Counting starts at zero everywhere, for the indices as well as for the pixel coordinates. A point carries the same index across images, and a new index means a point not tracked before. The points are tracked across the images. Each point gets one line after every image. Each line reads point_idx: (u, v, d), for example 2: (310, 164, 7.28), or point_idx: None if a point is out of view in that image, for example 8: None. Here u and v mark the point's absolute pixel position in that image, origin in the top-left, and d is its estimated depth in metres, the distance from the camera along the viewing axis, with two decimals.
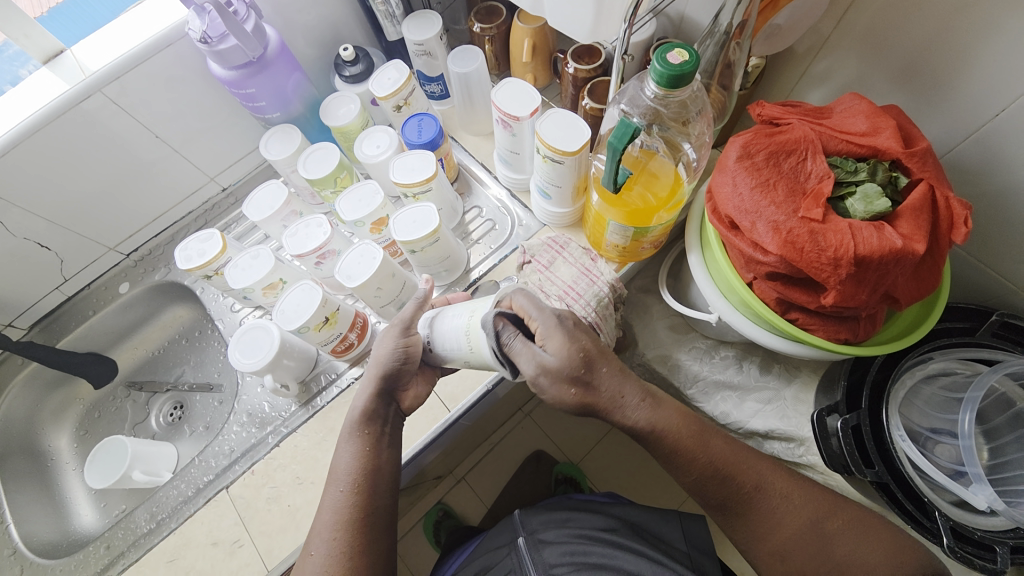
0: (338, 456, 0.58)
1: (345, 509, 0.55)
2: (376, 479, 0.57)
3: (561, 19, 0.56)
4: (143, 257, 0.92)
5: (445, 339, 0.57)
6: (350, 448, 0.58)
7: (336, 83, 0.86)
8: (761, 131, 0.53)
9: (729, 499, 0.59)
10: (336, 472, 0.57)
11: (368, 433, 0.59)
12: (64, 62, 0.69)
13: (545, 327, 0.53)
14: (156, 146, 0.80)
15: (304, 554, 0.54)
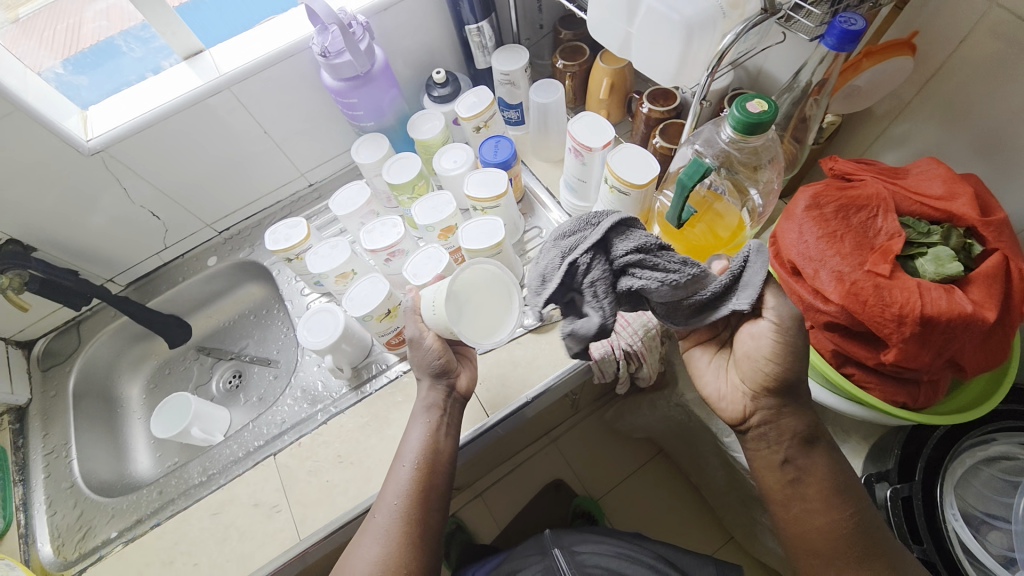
0: (411, 433, 0.62)
1: (410, 481, 0.59)
2: (436, 465, 0.61)
3: (644, 61, 0.59)
4: (232, 235, 1.02)
5: (423, 305, 0.64)
6: (421, 430, 0.62)
7: (425, 101, 0.95)
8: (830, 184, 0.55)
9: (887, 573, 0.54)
10: (406, 450, 0.61)
11: (426, 410, 0.64)
12: (202, 61, 0.81)
13: None
14: (262, 140, 0.90)
15: (370, 513, 0.60)
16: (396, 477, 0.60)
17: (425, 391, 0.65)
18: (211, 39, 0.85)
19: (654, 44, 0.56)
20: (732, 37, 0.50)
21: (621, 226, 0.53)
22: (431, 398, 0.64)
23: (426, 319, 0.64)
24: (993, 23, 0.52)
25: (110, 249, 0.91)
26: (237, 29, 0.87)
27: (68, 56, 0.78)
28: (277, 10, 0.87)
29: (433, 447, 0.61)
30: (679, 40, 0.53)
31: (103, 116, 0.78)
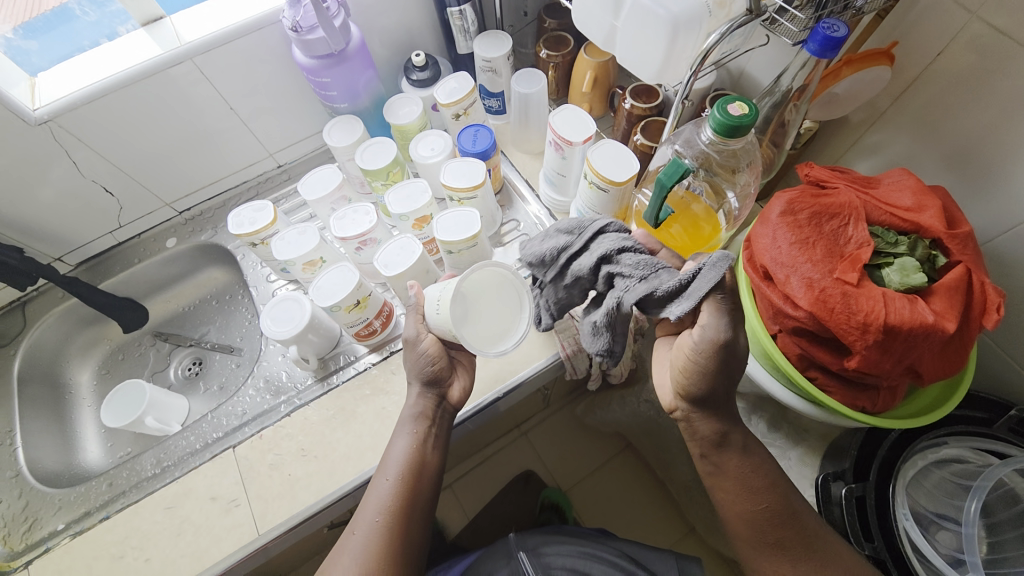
0: (395, 444, 0.61)
1: (393, 495, 0.57)
2: (421, 478, 0.59)
3: (629, 57, 0.57)
4: (194, 216, 0.96)
5: (428, 306, 0.63)
6: (406, 440, 0.60)
7: (403, 84, 0.92)
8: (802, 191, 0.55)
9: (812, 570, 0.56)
10: (389, 462, 0.59)
11: (415, 418, 0.62)
12: (162, 27, 0.76)
13: None
14: (227, 116, 0.85)
15: (349, 526, 0.57)
16: (378, 489, 0.58)
17: (414, 396, 0.64)
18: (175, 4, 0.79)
19: (639, 39, 0.54)
20: (716, 36, 0.50)
21: (602, 231, 0.59)
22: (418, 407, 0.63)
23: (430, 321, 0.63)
24: (969, 36, 0.53)
25: (57, 226, 0.84)
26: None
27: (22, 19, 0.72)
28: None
29: (419, 461, 0.60)
30: (663, 38, 0.51)
31: (52, 83, 0.73)
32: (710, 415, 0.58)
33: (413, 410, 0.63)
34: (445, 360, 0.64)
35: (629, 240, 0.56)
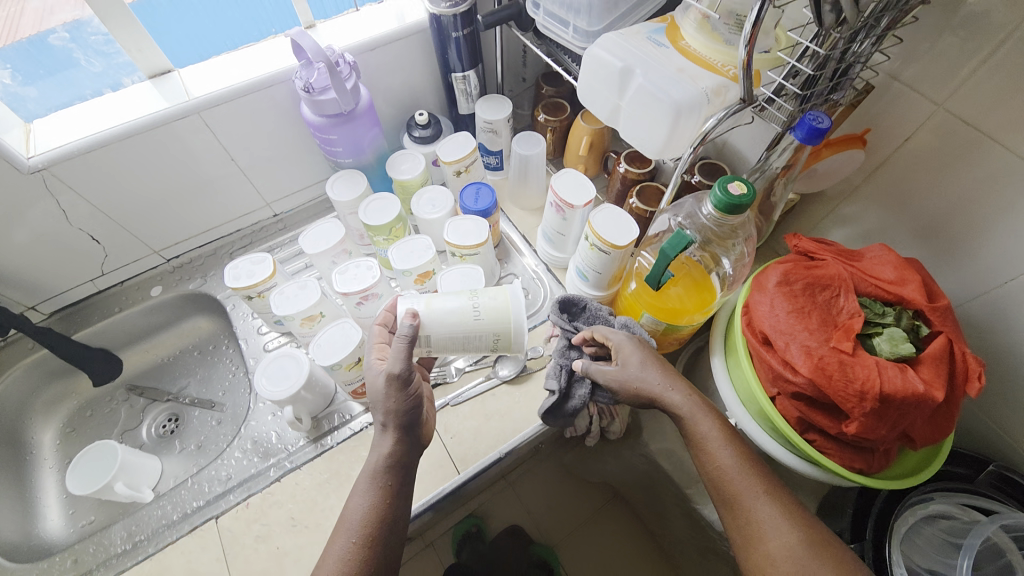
0: (353, 502, 0.56)
1: (350, 555, 0.52)
2: (386, 531, 0.54)
3: (634, 135, 0.61)
4: (182, 264, 0.94)
5: (445, 317, 0.62)
6: (368, 495, 0.56)
7: (405, 141, 0.95)
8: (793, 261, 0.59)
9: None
10: (349, 520, 0.54)
11: (380, 473, 0.56)
12: (170, 81, 0.76)
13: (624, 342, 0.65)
14: (227, 166, 0.85)
15: None
16: (333, 545, 0.53)
17: (381, 443, 0.58)
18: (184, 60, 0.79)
19: (644, 119, 0.59)
20: (715, 121, 0.54)
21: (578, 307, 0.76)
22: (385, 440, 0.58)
23: (447, 333, 0.62)
24: (933, 125, 0.60)
25: (35, 274, 0.80)
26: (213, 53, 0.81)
27: (5, 54, 0.68)
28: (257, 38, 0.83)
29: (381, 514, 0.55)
30: (667, 119, 0.55)
31: (48, 131, 0.71)
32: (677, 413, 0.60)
33: (379, 458, 0.57)
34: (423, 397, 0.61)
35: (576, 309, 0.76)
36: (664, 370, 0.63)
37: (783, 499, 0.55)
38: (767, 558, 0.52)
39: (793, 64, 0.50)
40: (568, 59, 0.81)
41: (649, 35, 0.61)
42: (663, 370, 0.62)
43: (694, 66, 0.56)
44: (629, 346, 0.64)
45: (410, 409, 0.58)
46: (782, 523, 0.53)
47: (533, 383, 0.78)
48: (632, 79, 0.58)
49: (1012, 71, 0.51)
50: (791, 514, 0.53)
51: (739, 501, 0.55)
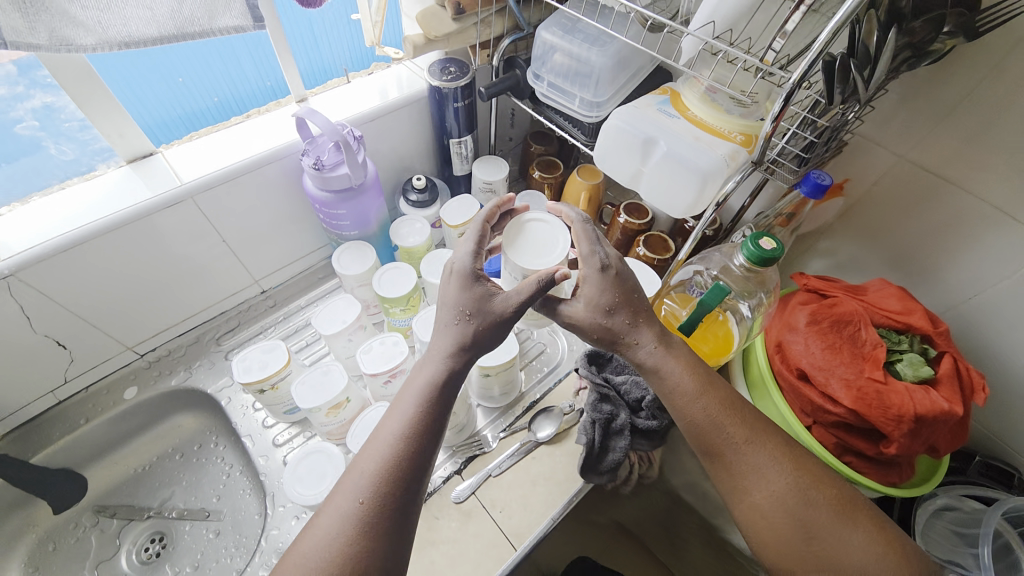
0: (393, 411, 0.53)
1: (329, 562, 0.45)
2: (424, 450, 0.51)
3: (658, 198, 0.66)
4: (159, 358, 0.83)
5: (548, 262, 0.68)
6: (411, 406, 0.53)
7: (402, 205, 0.93)
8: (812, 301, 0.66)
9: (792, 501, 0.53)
10: (389, 428, 0.52)
11: (426, 393, 0.54)
12: (154, 164, 0.70)
13: (590, 271, 0.59)
14: (217, 249, 0.78)
15: (328, 500, 0.49)
16: (314, 543, 0.46)
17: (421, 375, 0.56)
18: (151, 125, 0.75)
19: (670, 184, 0.64)
20: (734, 181, 0.60)
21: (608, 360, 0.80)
22: (388, 436, 0.52)
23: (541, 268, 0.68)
24: (898, 172, 0.70)
25: None
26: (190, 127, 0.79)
27: None
28: (244, 118, 0.81)
29: (375, 514, 0.47)
30: (695, 184, 0.61)
31: (10, 229, 0.62)
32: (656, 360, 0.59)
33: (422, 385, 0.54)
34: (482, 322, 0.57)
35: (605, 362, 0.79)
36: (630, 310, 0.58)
37: (767, 444, 0.55)
38: (760, 511, 0.54)
39: (795, 131, 0.58)
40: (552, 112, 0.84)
41: (659, 106, 0.66)
42: (631, 318, 0.59)
43: (708, 135, 0.62)
44: (592, 284, 0.58)
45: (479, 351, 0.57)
46: (771, 474, 0.54)
47: (571, 440, 0.77)
48: (655, 149, 0.63)
49: (959, 128, 0.62)
50: (778, 459, 0.54)
51: (722, 454, 0.56)
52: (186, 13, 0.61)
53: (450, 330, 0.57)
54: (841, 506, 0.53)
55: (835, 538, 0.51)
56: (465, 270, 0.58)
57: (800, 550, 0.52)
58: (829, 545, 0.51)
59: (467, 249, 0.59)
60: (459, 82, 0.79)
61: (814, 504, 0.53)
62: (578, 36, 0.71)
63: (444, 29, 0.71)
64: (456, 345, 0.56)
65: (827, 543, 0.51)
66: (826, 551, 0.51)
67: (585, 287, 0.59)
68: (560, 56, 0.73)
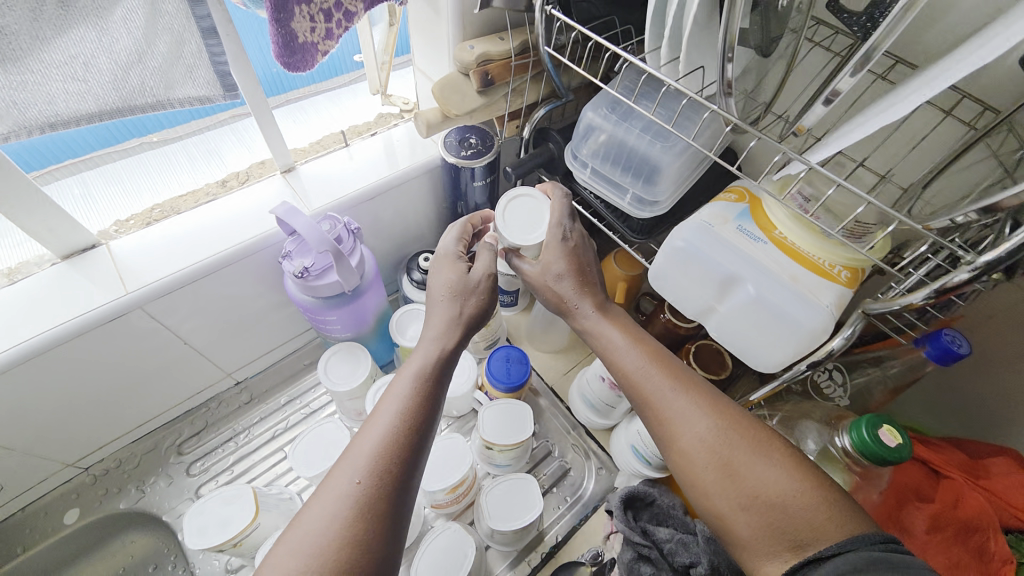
0: (419, 355, 0.52)
1: (333, 534, 0.38)
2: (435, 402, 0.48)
3: (730, 336, 0.52)
4: (107, 471, 0.70)
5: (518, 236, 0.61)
6: (431, 343, 0.53)
7: (404, 283, 0.79)
8: (926, 491, 0.52)
9: (717, 439, 0.44)
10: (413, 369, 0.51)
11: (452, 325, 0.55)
12: (96, 261, 0.57)
13: (551, 237, 0.59)
14: (177, 352, 0.65)
15: (349, 450, 0.44)
16: (309, 527, 0.39)
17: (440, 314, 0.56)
18: (16, 150, 0.56)
19: (750, 327, 0.50)
20: (839, 340, 0.45)
21: (650, 496, 0.66)
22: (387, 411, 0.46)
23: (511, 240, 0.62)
24: None
25: None
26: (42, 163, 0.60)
27: None
28: (209, 199, 0.65)
29: (380, 492, 0.41)
30: (790, 335, 0.47)
31: None
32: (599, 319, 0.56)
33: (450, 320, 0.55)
34: (469, 290, 0.57)
35: (649, 497, 0.65)
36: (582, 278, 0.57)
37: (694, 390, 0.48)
38: (687, 456, 0.45)
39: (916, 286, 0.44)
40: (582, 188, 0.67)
41: (739, 224, 0.51)
42: (579, 283, 0.57)
43: (810, 274, 0.48)
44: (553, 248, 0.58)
45: (483, 314, 0.58)
46: (696, 414, 0.46)
47: None
48: (737, 288, 0.49)
49: None
50: (698, 400, 0.46)
51: (651, 402, 0.48)
52: (134, 83, 0.46)
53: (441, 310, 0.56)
54: (761, 442, 0.44)
55: (758, 474, 0.42)
56: (451, 253, 0.60)
57: (724, 489, 0.43)
58: (756, 484, 0.42)
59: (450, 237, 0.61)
60: (481, 160, 0.64)
61: (740, 447, 0.44)
62: (633, 122, 0.56)
63: (466, 106, 0.57)
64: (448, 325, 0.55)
65: (754, 481, 0.42)
66: (755, 492, 0.41)
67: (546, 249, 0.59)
68: (608, 140, 0.57)
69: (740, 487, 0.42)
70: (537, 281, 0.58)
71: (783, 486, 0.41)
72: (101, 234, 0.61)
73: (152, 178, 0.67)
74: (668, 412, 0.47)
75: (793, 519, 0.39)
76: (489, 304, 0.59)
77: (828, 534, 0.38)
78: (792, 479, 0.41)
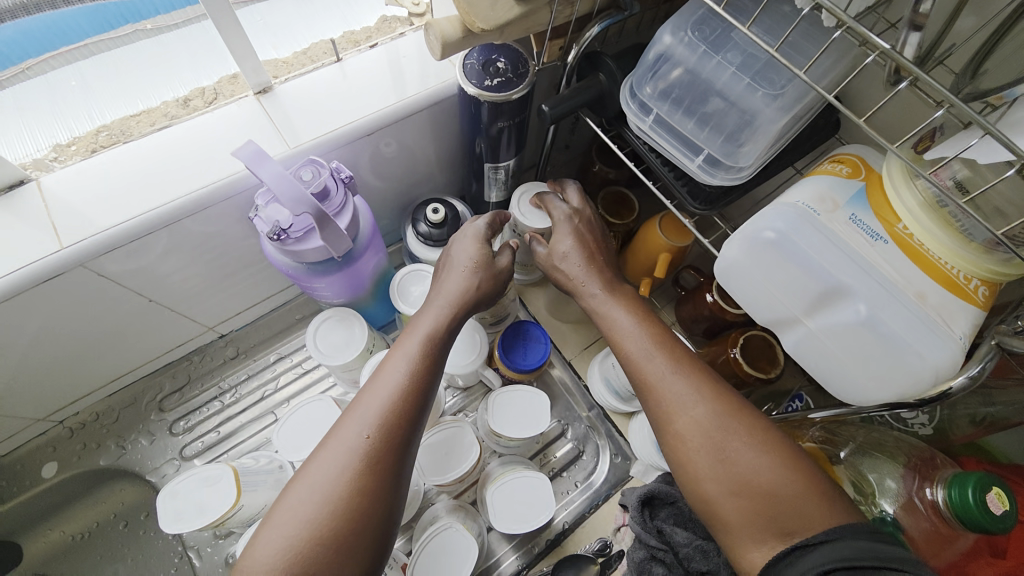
0: (421, 318, 0.48)
1: (336, 493, 0.36)
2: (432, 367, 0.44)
3: (807, 351, 0.42)
4: (84, 423, 0.66)
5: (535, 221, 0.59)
6: (436, 308, 0.49)
7: (407, 235, 0.66)
8: (1000, 544, 0.43)
9: (721, 427, 0.39)
10: (414, 330, 0.47)
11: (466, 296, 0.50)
12: (24, 200, 0.46)
13: (564, 217, 0.55)
14: (142, 308, 0.57)
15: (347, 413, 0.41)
16: (308, 489, 0.37)
17: (452, 282, 0.51)
18: None
19: (836, 344, 0.40)
20: (965, 376, 0.35)
21: (667, 495, 0.58)
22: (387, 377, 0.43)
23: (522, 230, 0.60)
24: None
25: None
26: (35, 53, 0.50)
27: None
28: (166, 124, 0.52)
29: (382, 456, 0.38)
30: (891, 361, 0.37)
31: None
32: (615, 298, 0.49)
33: (456, 291, 0.50)
34: (489, 267, 0.52)
35: (668, 496, 0.58)
36: (594, 255, 0.53)
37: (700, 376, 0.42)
38: (688, 441, 0.39)
39: None
40: (634, 135, 0.52)
41: (853, 213, 0.38)
42: (591, 259, 0.52)
43: (940, 292, 0.36)
44: (566, 227, 0.54)
45: (495, 292, 0.53)
46: (693, 396, 0.41)
47: None
48: (841, 303, 0.39)
49: None
50: (704, 388, 0.41)
51: (654, 388, 0.43)
52: None
53: (456, 280, 0.51)
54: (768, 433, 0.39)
55: (760, 465, 0.37)
56: (480, 231, 0.54)
57: (725, 478, 0.37)
58: (752, 473, 0.37)
59: (480, 218, 0.56)
60: (510, 93, 0.49)
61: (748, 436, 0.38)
62: (726, 56, 0.42)
63: (497, 17, 0.42)
64: (460, 299, 0.50)
65: (742, 467, 0.37)
66: (749, 483, 0.36)
67: (562, 231, 0.54)
68: (684, 77, 0.43)
69: (741, 480, 0.37)
70: (552, 263, 0.54)
71: (791, 478, 0.36)
72: (34, 164, 0.49)
73: (148, 85, 0.54)
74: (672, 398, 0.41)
75: (800, 513, 0.34)
76: (502, 282, 0.53)
77: (820, 523, 0.33)
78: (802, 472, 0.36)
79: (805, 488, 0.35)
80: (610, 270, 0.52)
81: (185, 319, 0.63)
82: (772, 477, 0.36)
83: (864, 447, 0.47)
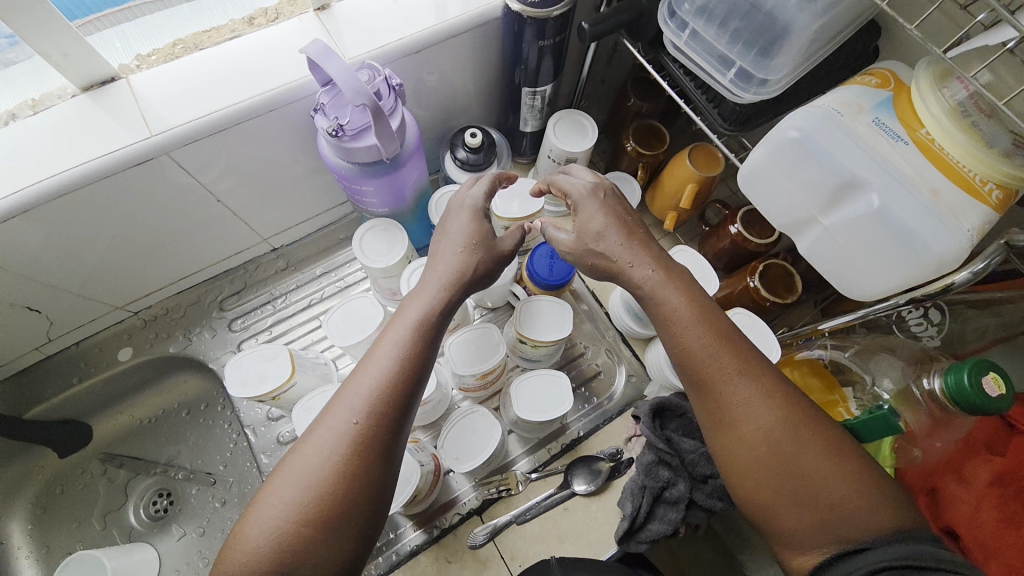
0: (412, 302, 0.48)
1: (319, 476, 0.38)
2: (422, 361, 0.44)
3: (820, 251, 0.47)
4: (155, 317, 0.74)
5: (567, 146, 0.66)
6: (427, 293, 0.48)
7: (445, 160, 0.70)
8: (1000, 447, 0.50)
9: (783, 430, 0.40)
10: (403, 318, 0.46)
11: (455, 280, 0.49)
12: (115, 94, 0.52)
13: (581, 200, 0.51)
14: (210, 208, 0.63)
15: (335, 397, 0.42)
16: (296, 470, 0.39)
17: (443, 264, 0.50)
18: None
19: (850, 239, 0.44)
20: (968, 272, 0.39)
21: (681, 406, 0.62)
22: (376, 367, 0.43)
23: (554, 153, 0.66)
24: None
25: None
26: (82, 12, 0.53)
27: None
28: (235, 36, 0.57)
29: (365, 446, 0.39)
30: (899, 251, 0.41)
31: None
32: (657, 280, 0.46)
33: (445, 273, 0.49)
34: (486, 246, 0.52)
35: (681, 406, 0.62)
36: (629, 231, 0.49)
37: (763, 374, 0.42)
38: (745, 440, 0.40)
39: None
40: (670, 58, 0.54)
41: (877, 117, 0.40)
42: (625, 239, 0.49)
43: (955, 191, 0.37)
44: (590, 205, 0.50)
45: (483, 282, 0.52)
46: (760, 404, 0.41)
47: (614, 497, 0.64)
48: (856, 196, 0.42)
49: None
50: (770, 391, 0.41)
51: (710, 383, 0.42)
52: None
53: (455, 257, 0.50)
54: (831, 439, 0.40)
55: (821, 470, 0.38)
56: (477, 205, 0.54)
57: (779, 481, 0.39)
58: (812, 477, 0.38)
59: (479, 185, 0.56)
60: (552, 9, 0.52)
61: (808, 441, 0.39)
62: None
63: None
64: (456, 277, 0.49)
65: (803, 471, 0.38)
66: (807, 486, 0.38)
67: (581, 214, 0.51)
68: None
69: (797, 482, 0.39)
70: (581, 248, 0.50)
71: (850, 481, 0.38)
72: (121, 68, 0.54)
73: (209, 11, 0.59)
74: (729, 396, 0.42)
75: (852, 515, 0.37)
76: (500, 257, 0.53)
77: (884, 523, 0.36)
78: (859, 478, 0.38)
79: (862, 491, 0.37)
80: (653, 245, 0.49)
81: (245, 226, 0.69)
82: (832, 483, 0.38)
83: (868, 352, 0.52)
